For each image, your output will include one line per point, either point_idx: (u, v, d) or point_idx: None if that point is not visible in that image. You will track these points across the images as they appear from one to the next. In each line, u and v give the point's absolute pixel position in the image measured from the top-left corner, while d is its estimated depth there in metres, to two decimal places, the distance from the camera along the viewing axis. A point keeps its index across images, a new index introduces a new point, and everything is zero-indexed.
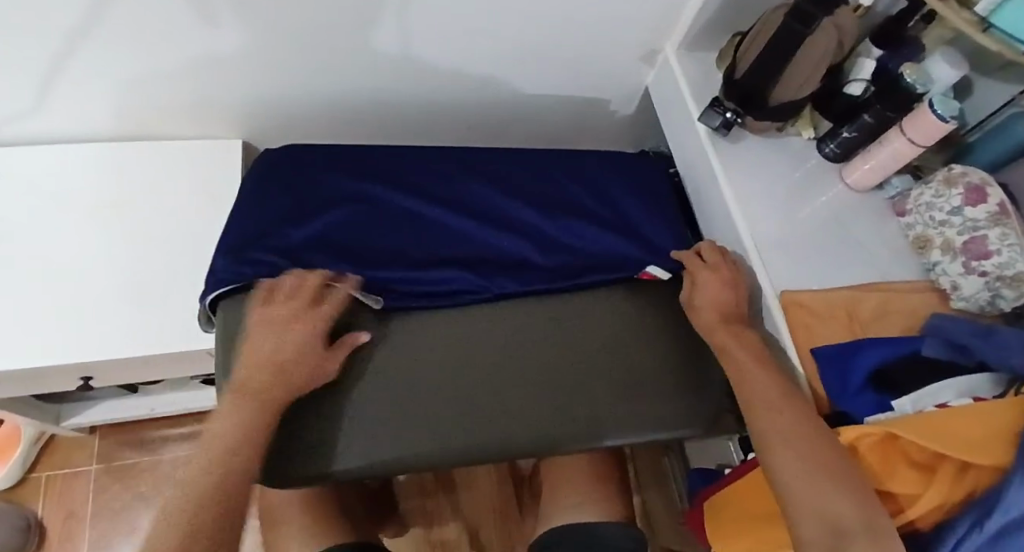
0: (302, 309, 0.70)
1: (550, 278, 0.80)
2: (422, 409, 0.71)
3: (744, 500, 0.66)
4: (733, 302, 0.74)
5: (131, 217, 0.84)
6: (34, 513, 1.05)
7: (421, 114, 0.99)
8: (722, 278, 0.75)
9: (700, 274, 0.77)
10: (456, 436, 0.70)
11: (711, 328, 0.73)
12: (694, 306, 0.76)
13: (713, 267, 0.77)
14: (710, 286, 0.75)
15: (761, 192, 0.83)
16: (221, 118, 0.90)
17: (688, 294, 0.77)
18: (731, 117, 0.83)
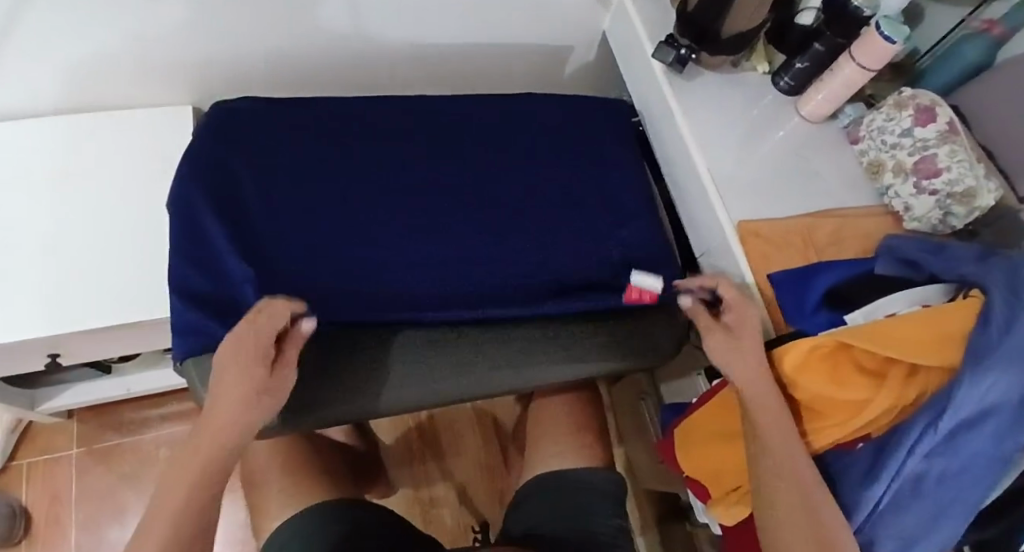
0: (240, 325, 0.60)
1: (518, 262, 0.78)
2: (409, 361, 0.72)
3: (709, 425, 0.68)
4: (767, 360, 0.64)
5: (88, 193, 0.82)
6: (19, 500, 1.05)
7: (375, 69, 0.97)
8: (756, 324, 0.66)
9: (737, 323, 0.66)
10: (448, 381, 0.72)
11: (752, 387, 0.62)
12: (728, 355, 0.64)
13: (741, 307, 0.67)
14: (745, 341, 0.65)
15: (719, 128, 0.83)
16: (169, 84, 0.88)
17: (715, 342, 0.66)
18: (685, 53, 0.82)
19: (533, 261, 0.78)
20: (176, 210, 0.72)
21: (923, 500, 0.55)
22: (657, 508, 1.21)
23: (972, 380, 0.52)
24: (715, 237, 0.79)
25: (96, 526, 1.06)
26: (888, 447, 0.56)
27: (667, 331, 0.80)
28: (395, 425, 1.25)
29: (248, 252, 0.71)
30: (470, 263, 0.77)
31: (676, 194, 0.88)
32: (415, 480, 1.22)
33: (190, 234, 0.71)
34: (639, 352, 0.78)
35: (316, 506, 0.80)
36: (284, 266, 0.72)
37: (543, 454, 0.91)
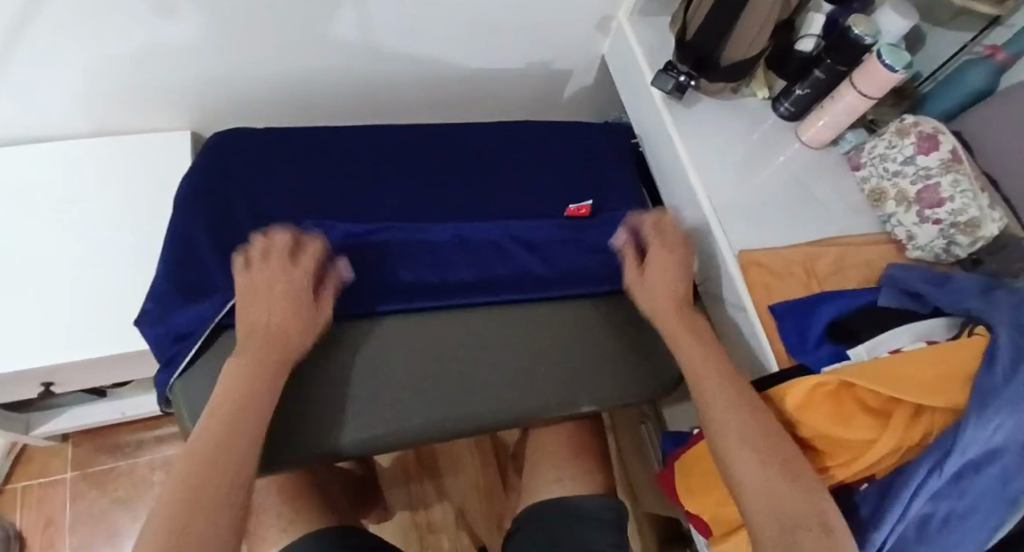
0: (280, 263, 0.66)
1: (516, 289, 0.77)
2: (394, 385, 0.69)
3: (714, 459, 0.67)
4: (682, 286, 0.74)
5: (85, 219, 0.82)
6: (13, 525, 1.04)
7: (373, 93, 0.97)
8: (675, 257, 0.75)
9: (652, 254, 0.75)
10: (423, 417, 0.68)
11: (664, 316, 0.72)
12: (645, 283, 0.74)
13: (661, 242, 0.76)
14: (659, 264, 0.75)
15: (718, 154, 0.82)
16: (167, 109, 0.88)
17: (631, 275, 0.76)
18: (684, 80, 0.82)
19: (524, 263, 0.79)
20: (170, 236, 0.72)
21: (929, 544, 0.54)
22: (660, 529, 1.20)
23: (980, 418, 0.51)
24: (715, 264, 0.78)
25: (90, 550, 1.05)
26: (893, 488, 0.55)
27: (669, 364, 0.78)
28: None
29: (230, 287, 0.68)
30: (471, 289, 0.76)
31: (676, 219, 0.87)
32: (412, 502, 1.21)
33: (184, 259, 0.70)
34: (631, 390, 0.75)
35: (312, 533, 0.79)
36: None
37: (542, 481, 0.90)
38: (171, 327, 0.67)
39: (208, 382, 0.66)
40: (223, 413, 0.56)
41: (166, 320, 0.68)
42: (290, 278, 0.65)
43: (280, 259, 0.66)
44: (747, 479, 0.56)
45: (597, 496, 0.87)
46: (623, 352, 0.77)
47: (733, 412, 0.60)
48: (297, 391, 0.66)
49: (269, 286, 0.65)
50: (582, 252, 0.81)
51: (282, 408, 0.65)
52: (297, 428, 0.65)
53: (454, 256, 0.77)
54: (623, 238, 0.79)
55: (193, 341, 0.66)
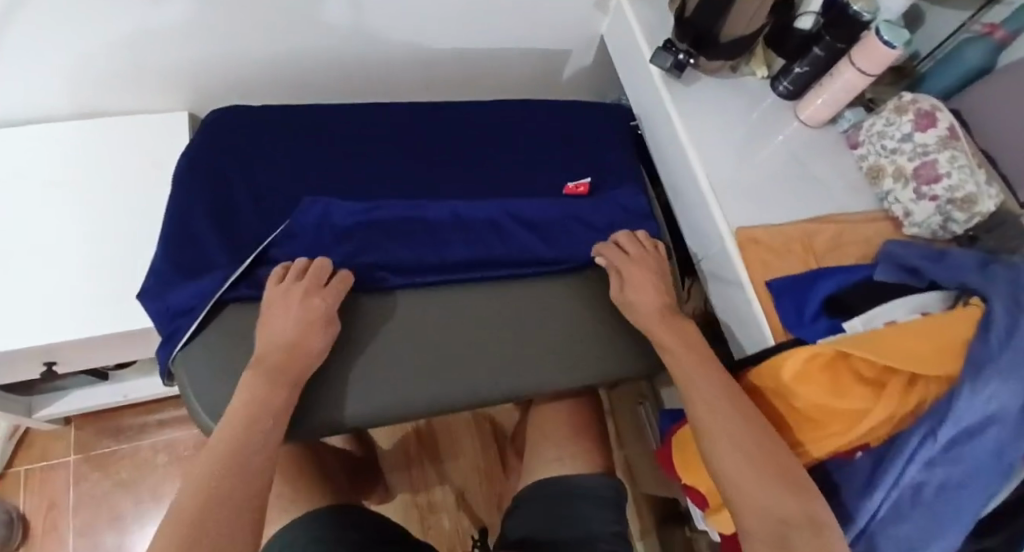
0: (311, 286, 0.67)
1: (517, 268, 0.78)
2: (393, 360, 0.70)
3: None
4: (663, 290, 0.73)
5: (84, 198, 0.82)
6: (16, 507, 1.05)
7: (369, 72, 0.97)
8: (651, 270, 0.75)
9: (628, 270, 0.74)
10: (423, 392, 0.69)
11: (652, 322, 0.70)
12: (630, 301, 0.73)
13: (637, 257, 0.76)
14: (639, 279, 0.74)
15: (717, 132, 0.82)
16: (166, 89, 0.88)
17: (615, 291, 0.74)
18: (683, 58, 0.82)
19: (524, 242, 0.79)
20: (170, 213, 0.72)
21: (922, 511, 0.54)
22: (657, 510, 1.21)
23: (973, 387, 0.52)
24: (711, 241, 0.78)
25: (94, 532, 1.05)
26: (888, 456, 0.56)
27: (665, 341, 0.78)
28: (393, 430, 1.24)
29: (237, 263, 0.70)
30: (467, 265, 0.77)
31: (674, 199, 0.87)
32: (412, 484, 1.22)
33: (183, 235, 0.70)
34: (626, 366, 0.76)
35: (314, 511, 0.80)
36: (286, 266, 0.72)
37: (540, 460, 0.91)
38: (171, 302, 0.67)
39: (209, 355, 0.66)
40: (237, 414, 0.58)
41: (166, 294, 0.68)
42: (320, 302, 0.66)
43: (314, 282, 0.68)
44: (736, 478, 0.56)
45: (597, 475, 0.88)
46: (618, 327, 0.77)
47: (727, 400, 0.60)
48: None
49: (302, 303, 0.66)
50: (581, 231, 0.81)
51: None
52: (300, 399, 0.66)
53: (452, 237, 0.78)
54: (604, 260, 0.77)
55: (193, 317, 0.67)
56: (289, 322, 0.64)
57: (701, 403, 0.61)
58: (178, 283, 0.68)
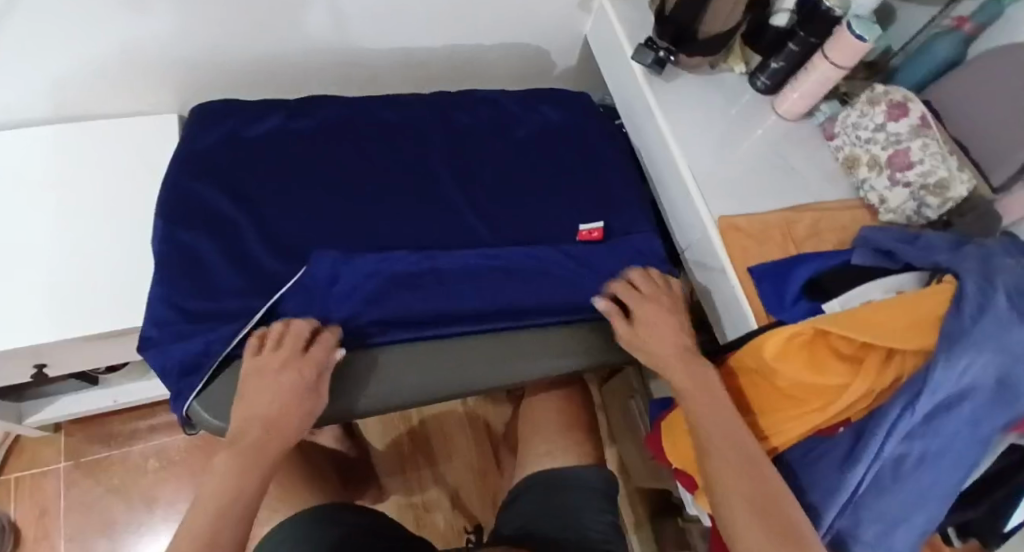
0: (289, 357, 0.63)
1: (515, 269, 0.75)
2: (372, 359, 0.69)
3: None
4: (680, 331, 0.69)
5: (72, 201, 0.83)
6: (6, 514, 1.04)
7: (353, 72, 0.98)
8: (667, 311, 0.70)
9: (641, 313, 0.70)
10: (412, 378, 0.69)
11: (669, 363, 0.66)
12: (642, 344, 0.69)
13: (651, 298, 0.72)
14: (654, 321, 0.69)
15: (696, 128, 0.84)
16: (152, 93, 0.89)
17: (625, 334, 0.70)
18: (663, 55, 0.84)
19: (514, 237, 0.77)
20: (161, 237, 0.70)
21: (902, 483, 0.56)
22: (650, 505, 1.22)
23: (947, 359, 0.53)
24: (694, 231, 0.79)
25: (85, 538, 1.05)
26: (867, 429, 0.57)
27: None
28: (386, 431, 1.25)
29: (243, 317, 0.67)
30: (470, 276, 0.73)
31: (659, 191, 0.88)
32: (406, 485, 1.22)
33: (182, 274, 0.68)
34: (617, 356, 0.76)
35: (312, 508, 0.80)
36: (283, 306, 0.68)
37: (532, 453, 0.92)
38: (178, 358, 0.65)
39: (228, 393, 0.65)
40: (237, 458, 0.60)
41: (171, 350, 0.66)
42: (304, 371, 0.63)
43: (296, 349, 0.64)
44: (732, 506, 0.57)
45: (591, 467, 0.89)
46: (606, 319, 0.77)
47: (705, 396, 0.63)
48: None
49: (278, 378, 0.62)
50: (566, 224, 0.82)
51: None
52: None
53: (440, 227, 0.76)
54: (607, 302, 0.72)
55: (203, 370, 0.65)
56: (266, 398, 0.61)
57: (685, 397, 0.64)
58: (176, 313, 0.67)
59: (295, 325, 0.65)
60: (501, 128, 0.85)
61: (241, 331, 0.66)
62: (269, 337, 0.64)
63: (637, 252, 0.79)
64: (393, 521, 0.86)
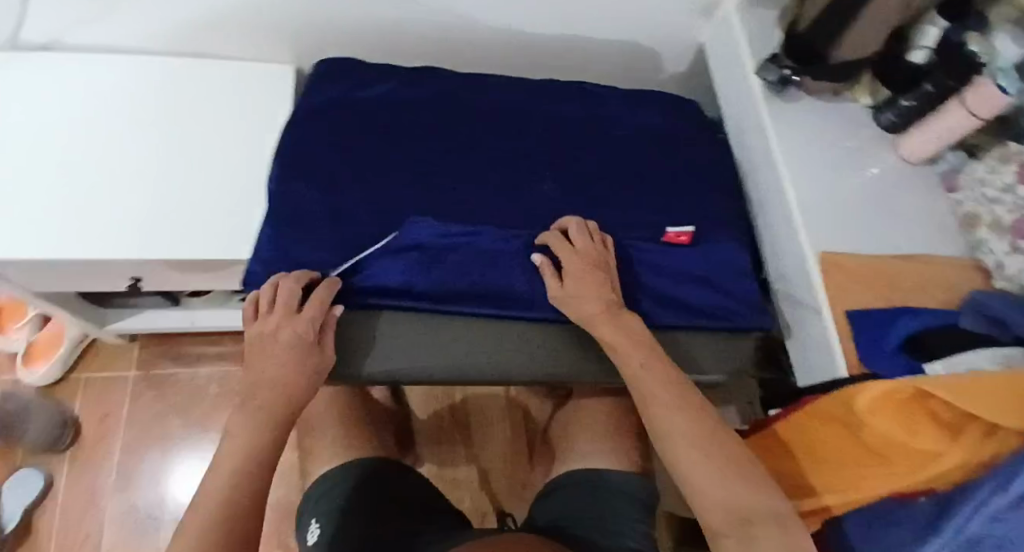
0: (285, 317, 0.64)
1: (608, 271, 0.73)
2: (443, 329, 0.69)
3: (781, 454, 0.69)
4: (605, 285, 0.68)
5: (185, 134, 0.86)
6: (72, 411, 1.10)
7: (466, 52, 0.97)
8: (596, 268, 0.68)
9: (570, 268, 0.68)
10: (424, 349, 0.68)
11: (596, 321, 0.66)
12: (569, 300, 0.67)
13: (582, 254, 0.69)
14: (582, 278, 0.68)
15: (813, 156, 0.79)
16: (273, 41, 0.91)
17: (553, 287, 0.68)
18: (788, 73, 0.80)
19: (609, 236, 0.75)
20: (272, 182, 0.72)
21: None
22: (676, 531, 1.20)
23: None
24: (792, 263, 0.76)
25: (140, 446, 1.11)
26: (953, 502, 0.55)
27: (747, 349, 0.74)
28: (430, 402, 1.27)
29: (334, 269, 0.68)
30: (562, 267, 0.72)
31: (756, 216, 0.85)
32: (440, 457, 1.24)
33: (286, 216, 0.70)
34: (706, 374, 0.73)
35: (355, 463, 0.83)
36: (369, 262, 0.69)
37: (576, 453, 0.92)
38: None
39: None
40: (242, 453, 0.59)
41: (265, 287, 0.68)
42: (307, 333, 0.63)
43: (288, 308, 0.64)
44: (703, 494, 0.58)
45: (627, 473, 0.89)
46: (700, 334, 0.73)
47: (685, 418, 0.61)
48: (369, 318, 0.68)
49: (275, 338, 0.63)
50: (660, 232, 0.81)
51: (351, 332, 0.68)
52: (364, 349, 0.67)
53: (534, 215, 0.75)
54: (541, 255, 0.70)
55: None
56: (269, 357, 0.62)
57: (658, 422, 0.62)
58: (272, 254, 0.69)
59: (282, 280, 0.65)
60: (608, 124, 0.83)
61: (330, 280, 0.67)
62: (260, 302, 0.65)
63: (729, 270, 0.75)
64: (429, 490, 0.87)
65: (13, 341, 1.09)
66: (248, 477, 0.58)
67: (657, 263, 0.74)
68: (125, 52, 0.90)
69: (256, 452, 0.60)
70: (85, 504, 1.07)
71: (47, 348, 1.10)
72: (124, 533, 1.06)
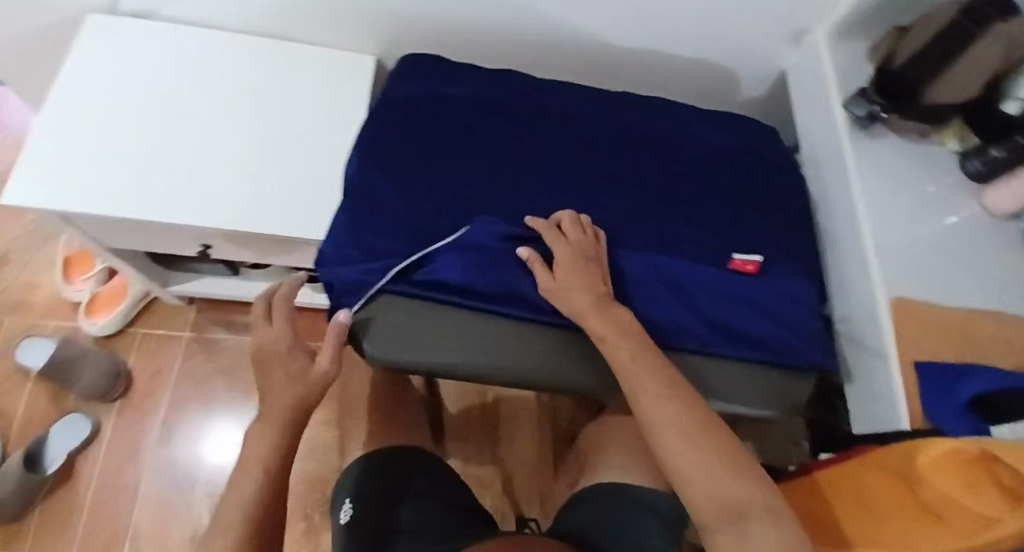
0: (281, 332, 0.68)
1: (671, 291, 0.71)
2: (483, 330, 0.69)
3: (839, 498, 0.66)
4: (595, 280, 0.67)
5: (267, 111, 0.88)
6: (126, 364, 1.14)
7: (547, 59, 0.97)
8: (585, 261, 0.67)
9: (560, 259, 0.68)
10: (454, 345, 0.68)
11: (586, 314, 0.65)
12: (558, 292, 0.67)
13: (572, 246, 0.68)
14: (573, 269, 0.67)
15: (896, 199, 0.77)
16: (361, 30, 0.93)
17: (545, 281, 0.67)
18: (876, 111, 0.77)
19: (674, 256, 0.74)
20: (349, 168, 0.74)
21: None
22: None
23: None
24: (862, 306, 0.74)
25: (185, 405, 1.14)
26: None
27: (802, 389, 0.71)
28: (462, 398, 1.28)
29: (403, 259, 0.69)
30: (628, 282, 0.71)
31: (826, 252, 0.83)
32: (466, 454, 1.25)
33: (360, 203, 0.71)
34: (765, 409, 0.70)
35: (386, 450, 0.84)
36: (437, 257, 0.70)
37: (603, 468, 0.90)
38: (339, 281, 0.69)
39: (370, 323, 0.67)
40: (263, 464, 0.60)
41: (337, 270, 0.69)
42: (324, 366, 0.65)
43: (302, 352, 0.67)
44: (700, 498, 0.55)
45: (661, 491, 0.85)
46: (762, 368, 0.71)
47: (675, 410, 0.59)
48: (420, 310, 0.68)
49: (277, 351, 0.66)
50: None
51: (403, 321, 0.68)
52: (413, 339, 0.67)
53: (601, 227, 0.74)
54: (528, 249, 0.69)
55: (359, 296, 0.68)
56: (276, 368, 0.65)
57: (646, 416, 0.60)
58: (343, 239, 0.70)
59: (273, 300, 0.70)
60: (684, 142, 0.82)
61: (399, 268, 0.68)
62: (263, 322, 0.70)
63: (796, 304, 0.74)
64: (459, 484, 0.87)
65: (78, 291, 1.14)
66: (268, 477, 0.60)
67: (724, 289, 0.72)
68: (226, 29, 0.95)
69: (276, 450, 0.61)
70: (127, 453, 1.10)
71: (110, 301, 1.14)
72: (159, 486, 1.09)
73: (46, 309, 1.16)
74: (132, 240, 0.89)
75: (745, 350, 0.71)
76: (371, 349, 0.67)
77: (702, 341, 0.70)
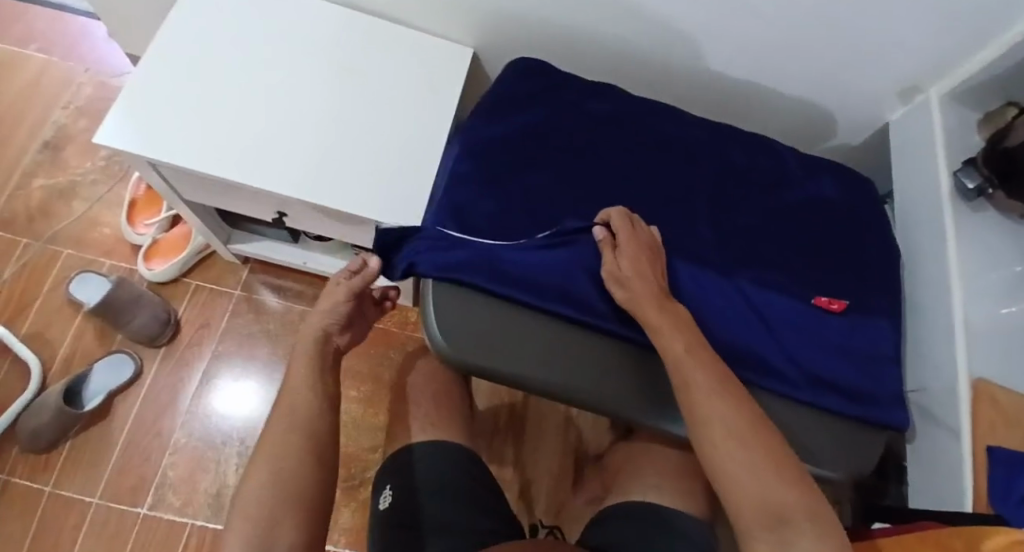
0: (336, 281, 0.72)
1: (757, 327, 0.71)
2: (535, 337, 0.68)
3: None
4: (655, 272, 0.68)
5: (362, 86, 0.89)
6: (176, 313, 1.16)
7: (646, 75, 0.96)
8: (649, 253, 0.68)
9: (625, 246, 0.67)
10: (508, 348, 0.67)
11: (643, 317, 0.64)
12: (620, 277, 0.67)
13: (637, 235, 0.68)
14: (637, 259, 0.67)
15: (990, 278, 0.74)
16: (465, 21, 0.93)
17: (609, 264, 0.68)
18: (983, 186, 0.75)
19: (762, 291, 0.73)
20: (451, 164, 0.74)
21: None
22: None
23: None
24: (942, 383, 0.73)
25: (227, 360, 1.15)
26: None
27: (866, 454, 0.70)
28: (491, 396, 1.27)
29: (495, 260, 0.69)
30: (718, 314, 0.70)
31: (908, 317, 0.81)
32: (489, 453, 1.23)
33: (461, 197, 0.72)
34: (834, 469, 0.68)
35: (420, 444, 0.83)
36: (524, 261, 0.70)
37: (639, 483, 0.86)
38: (426, 258, 0.69)
39: (441, 311, 0.68)
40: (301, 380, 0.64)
41: (432, 256, 0.69)
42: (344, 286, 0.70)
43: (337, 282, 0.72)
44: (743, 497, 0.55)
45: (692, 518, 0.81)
46: (831, 425, 0.70)
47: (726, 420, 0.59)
48: (486, 309, 0.69)
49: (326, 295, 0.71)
50: None
51: (470, 316, 0.68)
52: (479, 336, 0.67)
53: (686, 255, 0.73)
54: (601, 230, 0.70)
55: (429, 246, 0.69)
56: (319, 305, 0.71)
57: (696, 426, 0.60)
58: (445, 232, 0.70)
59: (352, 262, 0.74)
60: (776, 182, 0.81)
61: (489, 267, 0.69)
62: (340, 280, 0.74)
63: (869, 365, 0.72)
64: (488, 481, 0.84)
65: (140, 236, 1.15)
66: (309, 385, 0.64)
67: (812, 336, 0.72)
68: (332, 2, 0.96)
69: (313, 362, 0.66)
70: (164, 400, 1.12)
71: (170, 249, 1.15)
72: (192, 437, 1.10)
73: (107, 247, 1.18)
74: (211, 196, 0.89)
75: (829, 399, 0.70)
76: (438, 338, 0.67)
77: (789, 383, 0.70)
